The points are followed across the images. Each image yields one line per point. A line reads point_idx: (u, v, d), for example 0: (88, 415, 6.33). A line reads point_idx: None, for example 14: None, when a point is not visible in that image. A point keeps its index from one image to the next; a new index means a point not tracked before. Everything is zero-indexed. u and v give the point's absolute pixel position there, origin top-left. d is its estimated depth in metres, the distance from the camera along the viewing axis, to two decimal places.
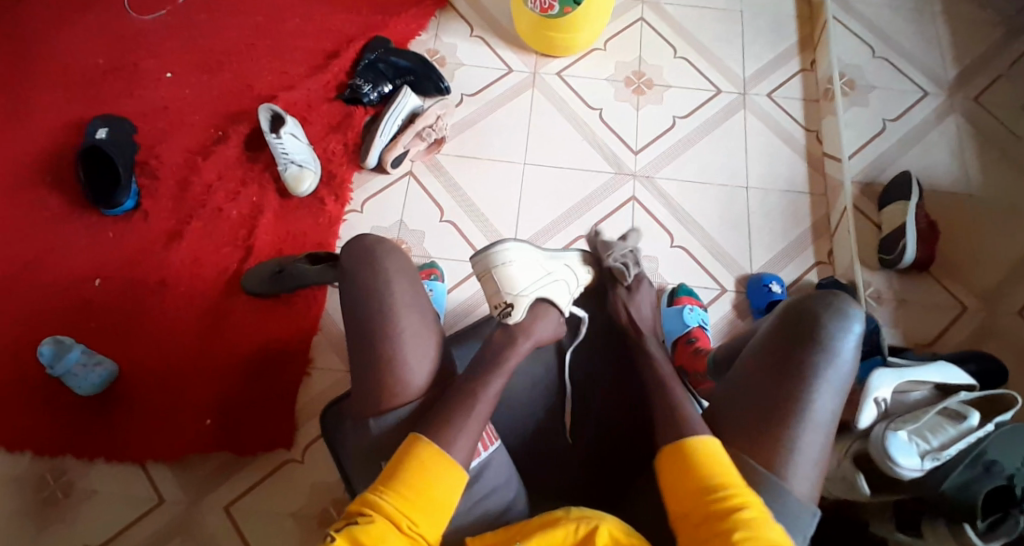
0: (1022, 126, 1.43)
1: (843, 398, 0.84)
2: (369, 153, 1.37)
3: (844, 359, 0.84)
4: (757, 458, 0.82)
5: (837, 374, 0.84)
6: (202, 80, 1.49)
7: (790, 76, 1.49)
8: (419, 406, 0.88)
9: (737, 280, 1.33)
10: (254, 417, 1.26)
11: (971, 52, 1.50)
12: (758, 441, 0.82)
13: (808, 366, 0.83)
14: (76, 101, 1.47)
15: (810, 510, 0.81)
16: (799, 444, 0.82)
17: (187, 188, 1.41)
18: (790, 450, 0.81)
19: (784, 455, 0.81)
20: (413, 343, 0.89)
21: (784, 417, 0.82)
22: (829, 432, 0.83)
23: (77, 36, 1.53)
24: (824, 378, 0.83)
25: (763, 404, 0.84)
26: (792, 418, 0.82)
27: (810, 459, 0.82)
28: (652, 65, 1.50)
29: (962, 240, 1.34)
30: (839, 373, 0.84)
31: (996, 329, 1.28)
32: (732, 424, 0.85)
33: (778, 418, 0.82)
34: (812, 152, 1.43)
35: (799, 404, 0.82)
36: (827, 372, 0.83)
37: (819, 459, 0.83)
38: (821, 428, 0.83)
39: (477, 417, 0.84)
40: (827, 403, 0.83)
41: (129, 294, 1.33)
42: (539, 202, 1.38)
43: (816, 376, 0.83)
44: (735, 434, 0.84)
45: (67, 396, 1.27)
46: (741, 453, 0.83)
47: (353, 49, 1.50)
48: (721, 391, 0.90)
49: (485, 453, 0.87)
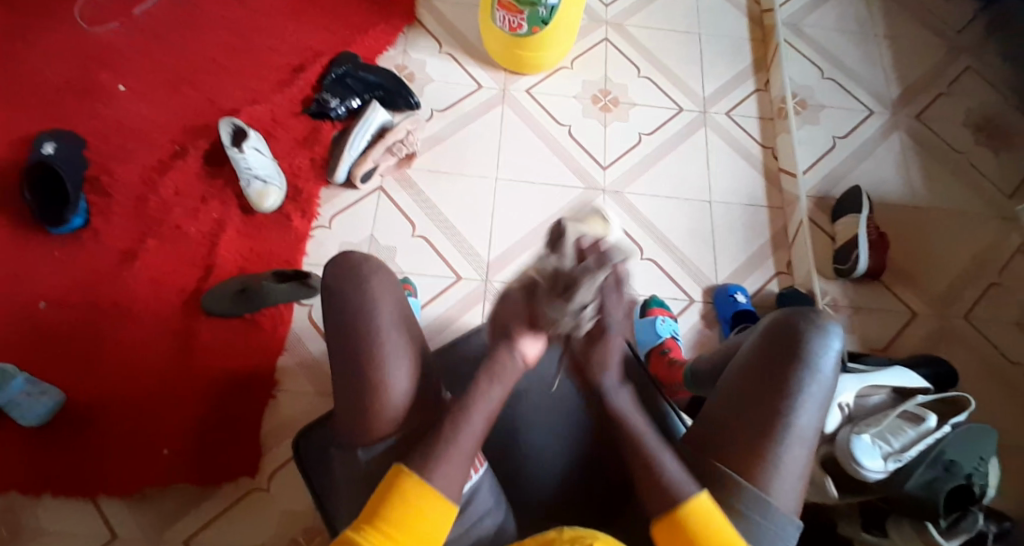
0: (961, 144, 1.53)
1: (825, 412, 0.87)
2: (338, 168, 1.35)
3: (825, 374, 0.87)
4: (745, 472, 0.84)
5: (819, 389, 0.87)
6: (158, 92, 1.43)
7: (747, 95, 1.56)
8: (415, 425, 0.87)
9: (704, 291, 1.37)
10: (218, 445, 1.20)
11: (910, 75, 1.60)
12: (744, 455, 0.85)
13: (790, 382, 0.86)
14: (19, 113, 1.39)
15: (796, 522, 0.84)
16: (786, 459, 0.84)
17: (142, 204, 1.34)
18: (775, 464, 0.84)
19: (768, 469, 0.84)
20: (394, 356, 0.87)
21: (769, 432, 0.85)
22: (812, 445, 0.85)
23: (19, 44, 1.45)
24: (806, 393, 0.86)
25: (749, 419, 0.86)
26: (777, 432, 0.85)
27: (794, 472, 0.85)
28: (617, 84, 1.53)
29: (909, 250, 1.43)
30: (820, 387, 0.87)
31: (943, 333, 1.36)
32: (719, 438, 0.88)
33: (763, 433, 0.85)
34: (770, 168, 1.49)
35: (784, 419, 0.85)
36: (809, 387, 0.87)
37: (802, 471, 0.85)
38: (805, 442, 0.85)
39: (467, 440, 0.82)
40: (811, 419, 0.86)
41: (78, 317, 1.25)
42: (510, 217, 1.38)
43: (800, 390, 0.86)
44: (724, 451, 0.87)
45: (11, 428, 1.18)
46: (727, 467, 0.85)
47: (319, 64, 1.47)
48: (707, 408, 0.92)
49: (475, 475, 0.86)
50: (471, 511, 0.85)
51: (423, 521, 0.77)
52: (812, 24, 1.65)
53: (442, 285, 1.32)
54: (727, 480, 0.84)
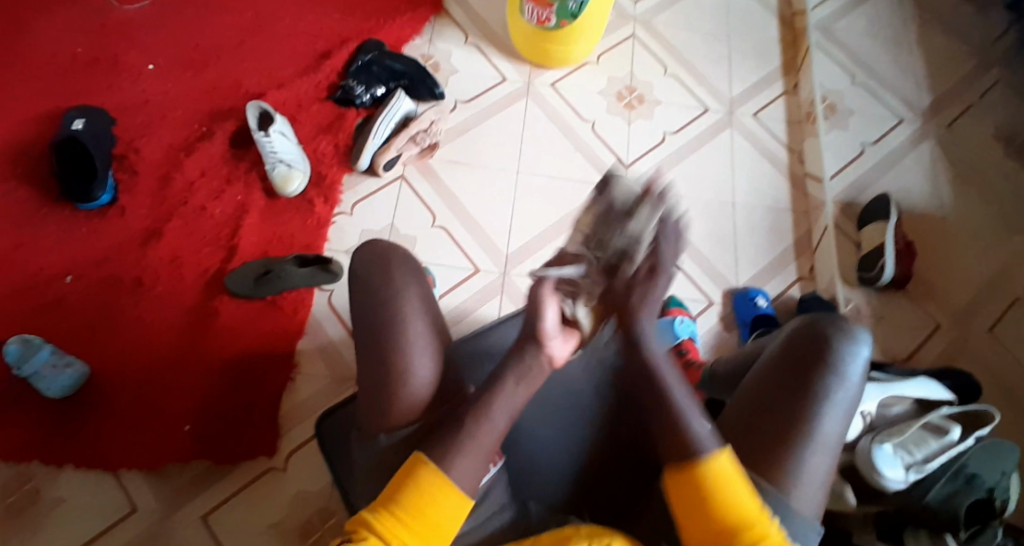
0: (991, 155, 1.50)
1: (850, 419, 0.86)
2: (361, 155, 1.36)
3: (853, 381, 0.87)
4: (764, 473, 0.83)
5: (846, 396, 0.87)
6: (186, 74, 1.45)
7: (774, 97, 1.54)
8: (428, 410, 0.87)
9: (724, 293, 1.36)
10: (237, 424, 1.21)
11: (942, 83, 1.58)
12: (766, 456, 0.84)
13: (817, 386, 0.86)
14: (51, 90, 1.41)
15: (816, 527, 0.83)
16: (808, 464, 0.84)
17: (169, 184, 1.36)
18: (797, 466, 0.83)
19: (790, 472, 0.83)
20: (421, 343, 0.89)
21: (792, 434, 0.84)
22: (836, 452, 0.85)
23: (53, 22, 1.47)
24: (833, 399, 0.86)
25: (772, 421, 0.86)
26: (801, 436, 0.84)
27: (816, 477, 0.84)
28: (643, 82, 1.52)
29: (935, 260, 1.41)
30: (847, 394, 0.87)
31: (966, 346, 1.34)
32: (740, 439, 0.87)
33: (786, 435, 0.84)
34: (794, 172, 1.47)
35: (808, 423, 0.84)
36: (835, 392, 0.86)
37: (824, 477, 0.84)
38: (829, 449, 0.85)
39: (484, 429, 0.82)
40: (836, 425, 0.85)
41: (103, 292, 1.28)
42: (531, 211, 1.38)
43: (826, 396, 0.86)
44: (745, 452, 0.86)
45: (34, 399, 1.20)
46: (748, 467, 0.84)
47: (346, 51, 1.48)
48: (729, 410, 0.92)
49: (494, 470, 0.86)
50: (483, 507, 0.85)
51: (438, 514, 0.77)
52: (844, 29, 1.63)
53: (461, 276, 1.33)
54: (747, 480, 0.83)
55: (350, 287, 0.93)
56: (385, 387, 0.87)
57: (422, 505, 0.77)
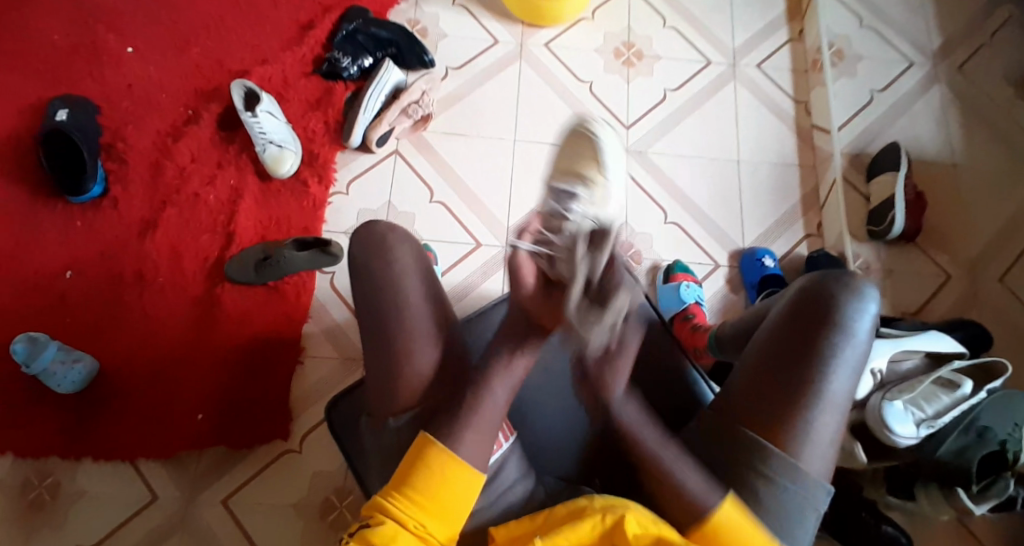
0: (1006, 95, 1.44)
1: (858, 378, 0.85)
2: (353, 132, 1.32)
3: (860, 338, 0.85)
4: (771, 437, 0.84)
5: (853, 354, 0.85)
6: (167, 54, 1.40)
7: (779, 46, 1.48)
8: (435, 406, 0.86)
9: (730, 255, 1.34)
10: (249, 411, 1.23)
11: (954, 21, 1.50)
12: (774, 421, 0.84)
13: (824, 345, 0.84)
14: (30, 79, 1.37)
15: (825, 487, 0.83)
16: (817, 425, 0.83)
17: (160, 172, 1.33)
18: (805, 428, 0.83)
19: (799, 436, 0.83)
20: (424, 339, 0.87)
21: (799, 398, 0.83)
22: (844, 412, 0.84)
23: (25, 6, 1.42)
24: (839, 359, 0.84)
25: (778, 385, 0.85)
26: (809, 399, 0.83)
27: (825, 437, 0.84)
28: (641, 36, 1.46)
29: (946, 210, 1.37)
30: (854, 352, 0.85)
31: (977, 297, 1.32)
32: (747, 403, 0.86)
33: (794, 397, 0.83)
34: (801, 124, 1.42)
35: (816, 385, 0.83)
36: (843, 351, 0.85)
37: (833, 436, 0.84)
38: (837, 409, 0.84)
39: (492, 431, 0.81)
40: (844, 384, 0.84)
41: (104, 287, 1.27)
42: (530, 180, 1.35)
43: (833, 355, 0.84)
44: (753, 416, 0.85)
45: (47, 397, 1.21)
46: (756, 434, 0.84)
47: (329, 20, 1.42)
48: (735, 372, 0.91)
49: (503, 448, 0.88)
50: (494, 487, 0.86)
51: (449, 497, 0.78)
52: None
53: (463, 251, 1.31)
54: (756, 445, 0.83)
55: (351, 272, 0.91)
56: (391, 388, 0.86)
57: (433, 488, 0.77)
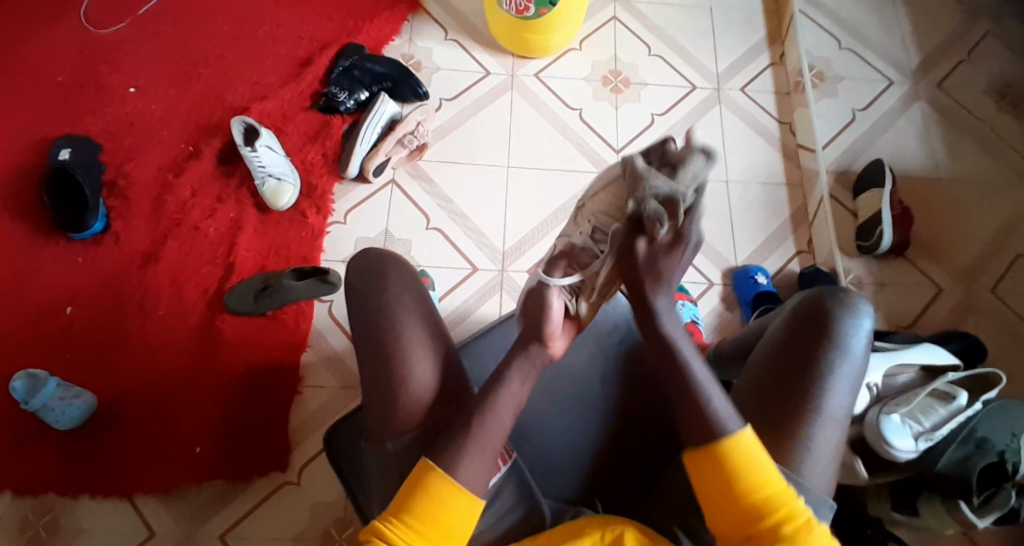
0: (984, 110, 1.49)
1: (856, 393, 0.87)
2: (350, 163, 1.35)
3: (856, 354, 0.88)
4: (774, 454, 0.84)
5: (851, 369, 0.87)
6: (168, 93, 1.44)
7: (762, 69, 1.52)
8: (436, 422, 0.87)
9: (724, 273, 1.36)
10: (249, 442, 1.22)
11: (930, 41, 1.55)
12: (775, 435, 0.85)
13: (822, 361, 0.86)
14: (35, 120, 1.40)
15: (828, 502, 0.83)
16: (818, 439, 0.84)
17: (161, 206, 1.35)
18: (807, 443, 0.84)
19: (801, 450, 0.83)
20: (422, 356, 0.89)
21: (799, 413, 0.85)
22: (844, 426, 0.85)
23: (30, 51, 1.46)
24: (837, 374, 0.86)
25: (778, 400, 0.86)
26: (809, 413, 0.84)
27: (827, 452, 0.84)
28: (628, 64, 1.51)
29: (933, 223, 1.40)
30: (851, 367, 0.87)
31: (970, 307, 1.34)
32: (748, 419, 0.88)
33: (794, 412, 0.85)
34: (787, 144, 1.46)
35: (815, 399, 0.85)
36: (840, 366, 0.86)
37: (835, 451, 0.85)
38: (837, 423, 0.85)
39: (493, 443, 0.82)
40: (843, 398, 0.86)
41: (106, 321, 1.28)
42: (524, 205, 1.38)
43: (831, 370, 0.86)
44: (755, 433, 0.86)
45: (47, 432, 1.22)
46: (758, 449, 0.85)
47: (326, 56, 1.46)
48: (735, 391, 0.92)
49: (502, 470, 0.88)
50: (494, 509, 0.87)
51: (451, 517, 0.78)
52: None
53: (461, 276, 1.33)
54: None
55: (348, 297, 0.93)
56: (391, 403, 0.87)
57: (433, 512, 0.78)
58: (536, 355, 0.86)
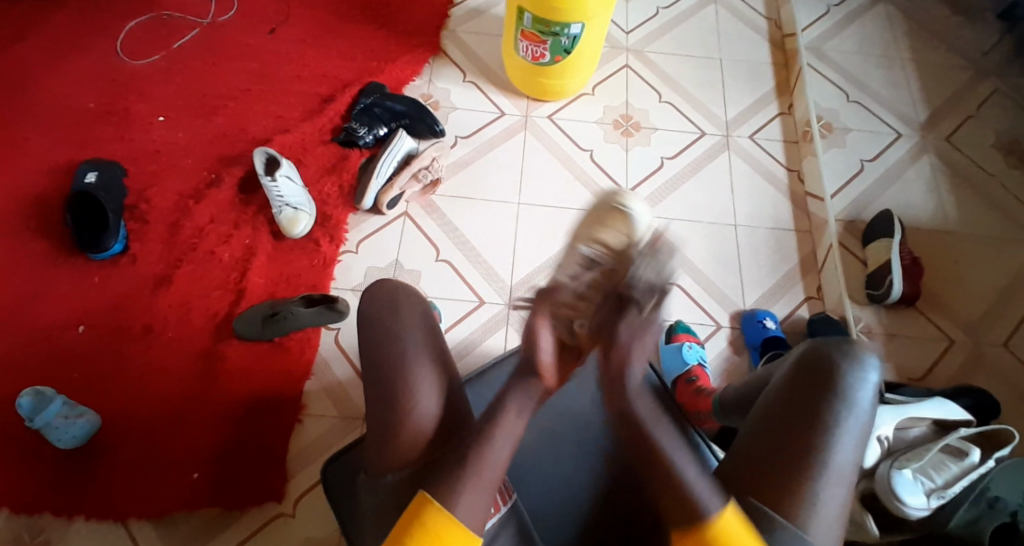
0: (992, 164, 1.51)
1: (863, 447, 0.86)
2: (365, 195, 1.38)
3: (863, 409, 0.87)
4: (779, 508, 0.82)
5: (857, 423, 0.86)
6: (194, 123, 1.49)
7: (769, 119, 1.56)
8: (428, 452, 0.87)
9: (731, 316, 1.36)
10: (245, 470, 1.21)
11: (938, 97, 1.59)
12: (781, 491, 0.83)
13: (827, 415, 0.85)
14: (65, 145, 1.46)
15: None
16: (824, 495, 0.83)
17: (178, 231, 1.38)
18: (813, 499, 0.82)
19: (808, 507, 0.82)
20: (424, 387, 0.89)
21: (804, 464, 0.83)
22: (851, 481, 0.84)
23: (67, 79, 1.52)
24: (844, 428, 0.85)
25: (782, 453, 0.85)
26: (815, 467, 0.83)
27: (833, 509, 0.83)
28: (639, 109, 1.55)
29: (944, 275, 1.40)
30: (859, 421, 0.86)
31: (983, 360, 1.32)
32: (752, 472, 0.86)
33: (801, 467, 0.83)
34: (795, 192, 1.48)
35: (821, 454, 0.84)
36: (846, 421, 0.85)
37: (841, 508, 0.83)
38: (844, 478, 0.84)
39: (488, 477, 0.83)
40: (849, 453, 0.84)
41: (115, 342, 1.29)
42: (533, 243, 1.40)
43: (838, 424, 0.85)
44: (762, 485, 0.84)
45: (47, 451, 1.21)
46: (762, 501, 0.83)
47: (348, 94, 1.52)
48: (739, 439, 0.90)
49: (499, 512, 0.89)
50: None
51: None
52: (834, 47, 1.65)
53: (466, 309, 1.33)
54: (768, 516, 0.82)
55: (357, 329, 0.93)
56: (389, 423, 0.87)
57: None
58: (531, 383, 0.90)
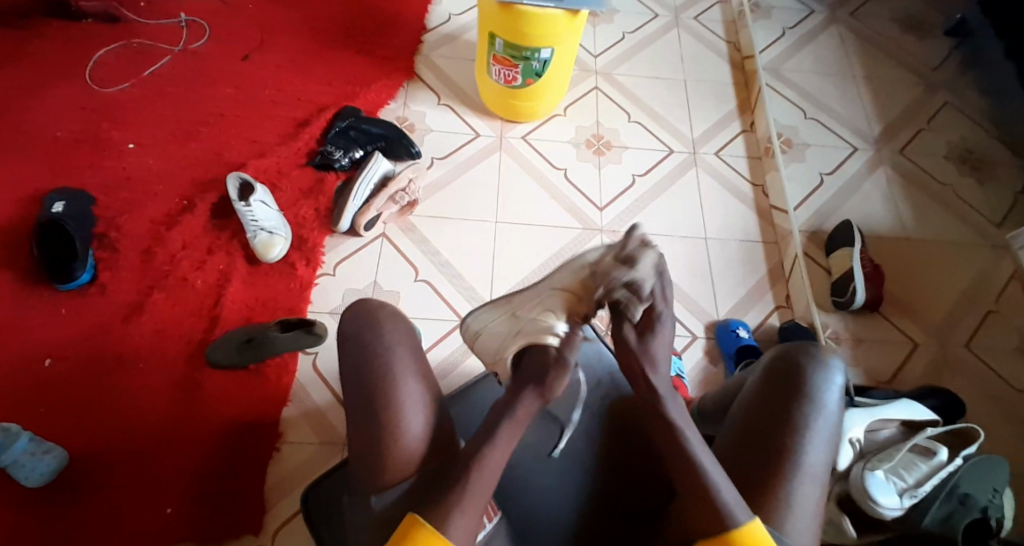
0: (943, 175, 1.59)
1: (834, 447, 0.88)
2: (342, 217, 1.38)
3: (831, 409, 0.89)
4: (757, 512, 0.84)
5: (826, 424, 0.88)
6: (167, 150, 1.47)
7: (733, 136, 1.62)
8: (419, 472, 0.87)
9: (707, 326, 1.39)
10: (222, 501, 1.18)
11: (891, 112, 1.67)
12: (756, 495, 0.85)
13: (797, 417, 0.88)
14: (31, 173, 1.42)
15: None
16: (799, 495, 0.85)
17: (150, 258, 1.36)
18: (787, 500, 0.84)
19: (783, 509, 0.84)
20: (412, 408, 0.88)
21: (778, 466, 0.86)
22: (824, 481, 0.86)
23: (33, 107, 1.49)
24: (813, 429, 0.88)
25: (757, 457, 0.87)
26: (789, 469, 0.85)
27: (807, 509, 0.85)
28: (608, 128, 1.59)
29: (905, 281, 1.46)
30: (827, 421, 0.89)
31: (945, 361, 1.38)
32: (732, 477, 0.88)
33: (775, 469, 0.86)
34: (761, 206, 1.53)
35: (792, 456, 0.86)
36: (815, 422, 0.88)
37: (816, 508, 0.85)
38: (815, 478, 0.86)
39: (482, 494, 0.83)
40: (820, 454, 0.87)
41: (85, 373, 1.25)
42: (510, 260, 1.41)
43: (806, 426, 0.88)
44: (744, 489, 0.86)
45: (10, 490, 1.16)
46: None
47: (323, 118, 1.53)
48: (719, 446, 0.93)
49: (490, 525, 0.90)
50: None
51: None
52: (792, 68, 1.72)
53: (447, 328, 1.34)
54: None
55: (342, 349, 0.93)
56: (380, 443, 0.87)
57: None
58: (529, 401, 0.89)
